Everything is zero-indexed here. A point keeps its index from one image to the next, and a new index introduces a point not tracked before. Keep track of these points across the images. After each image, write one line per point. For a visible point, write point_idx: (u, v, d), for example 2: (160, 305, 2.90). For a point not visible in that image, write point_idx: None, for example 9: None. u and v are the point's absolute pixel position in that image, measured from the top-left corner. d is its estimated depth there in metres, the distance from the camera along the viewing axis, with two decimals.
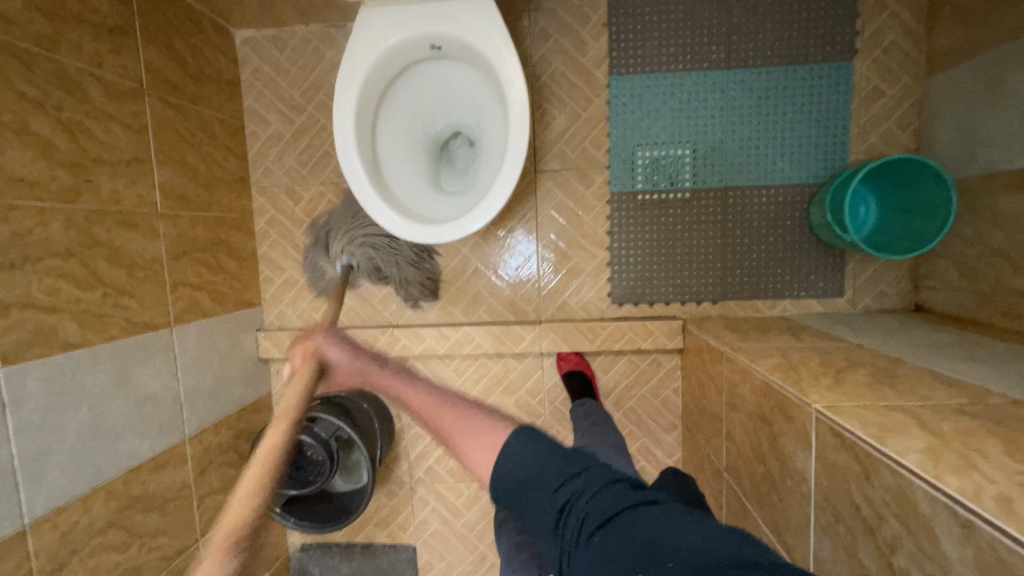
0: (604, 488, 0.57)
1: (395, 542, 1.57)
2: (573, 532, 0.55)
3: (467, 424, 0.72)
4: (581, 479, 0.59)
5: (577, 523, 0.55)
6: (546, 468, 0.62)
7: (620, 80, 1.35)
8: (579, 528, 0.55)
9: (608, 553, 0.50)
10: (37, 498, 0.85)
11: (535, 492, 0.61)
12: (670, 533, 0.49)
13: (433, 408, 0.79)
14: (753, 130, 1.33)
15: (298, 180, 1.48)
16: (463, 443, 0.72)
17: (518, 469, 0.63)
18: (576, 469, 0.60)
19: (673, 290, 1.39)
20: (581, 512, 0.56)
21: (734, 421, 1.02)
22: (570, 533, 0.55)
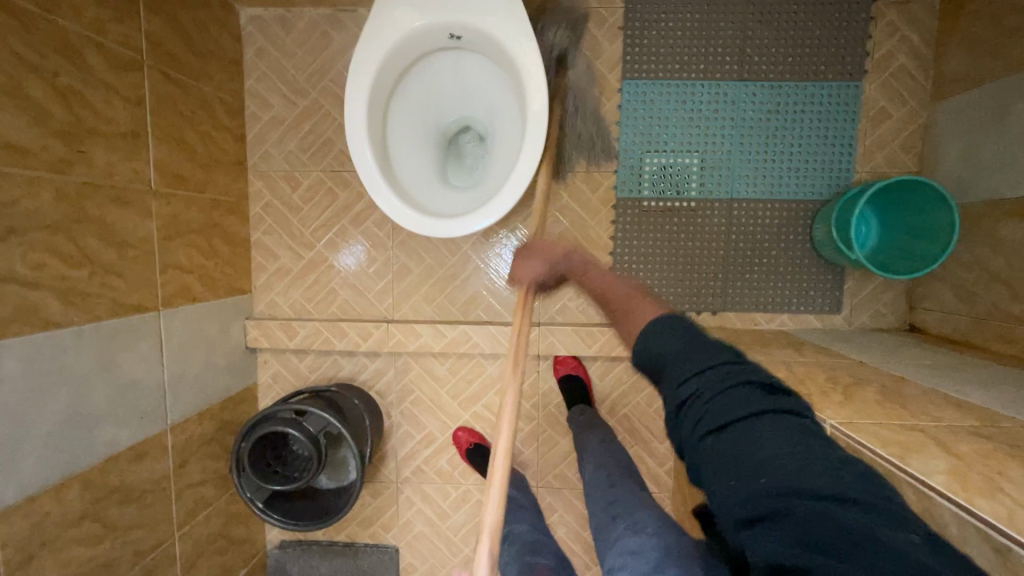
0: (722, 393, 0.59)
1: (378, 543, 1.54)
2: (688, 427, 0.60)
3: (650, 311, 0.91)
4: (697, 372, 0.62)
5: (692, 420, 0.60)
6: (676, 359, 0.65)
7: (632, 85, 1.35)
8: (693, 428, 0.60)
9: (717, 456, 0.56)
10: (10, 486, 0.80)
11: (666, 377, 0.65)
12: (766, 449, 0.52)
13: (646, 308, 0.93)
14: (761, 144, 1.33)
15: (297, 166, 1.43)
16: None
17: (657, 344, 0.68)
18: (698, 356, 0.64)
19: (674, 299, 1.39)
20: (699, 411, 0.59)
21: None
22: (687, 428, 0.61)
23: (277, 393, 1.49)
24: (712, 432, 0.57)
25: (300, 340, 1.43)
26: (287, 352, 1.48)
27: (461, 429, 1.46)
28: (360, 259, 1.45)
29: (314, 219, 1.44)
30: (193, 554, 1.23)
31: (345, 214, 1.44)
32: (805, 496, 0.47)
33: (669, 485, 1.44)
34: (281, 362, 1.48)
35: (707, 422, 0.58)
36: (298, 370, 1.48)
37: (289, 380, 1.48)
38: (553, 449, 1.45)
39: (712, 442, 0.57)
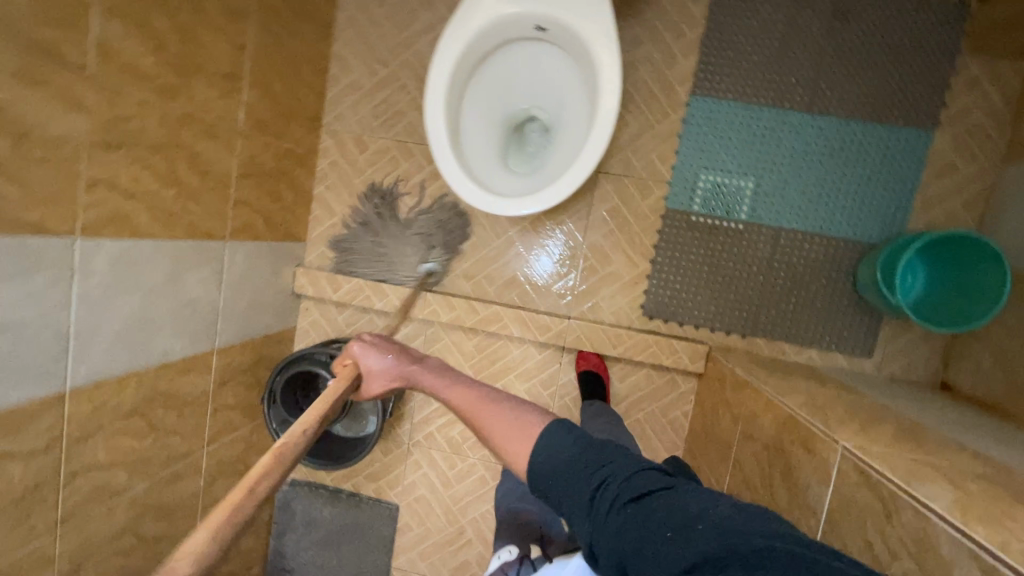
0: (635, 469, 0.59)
1: (380, 498, 1.61)
2: (604, 508, 0.56)
3: (507, 416, 0.72)
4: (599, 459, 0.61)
5: (610, 497, 0.57)
6: (577, 469, 0.61)
7: (700, 101, 1.37)
8: (611, 502, 0.56)
9: (644, 523, 0.52)
10: (82, 368, 0.90)
11: (568, 478, 0.61)
12: (696, 502, 0.53)
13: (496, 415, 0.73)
14: (818, 178, 1.34)
15: (367, 130, 1.51)
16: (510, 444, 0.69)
17: (544, 461, 0.63)
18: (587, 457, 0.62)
19: (705, 316, 1.41)
20: (613, 491, 0.57)
21: (743, 450, 1.03)
22: (602, 506, 0.57)
23: (312, 340, 1.58)
24: (633, 501, 0.55)
25: (343, 294, 1.51)
26: (329, 303, 1.56)
27: None
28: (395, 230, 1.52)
29: (375, 182, 1.52)
30: (215, 471, 1.32)
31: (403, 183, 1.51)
32: (752, 535, 0.47)
33: None
34: (321, 311, 1.57)
35: (622, 495, 0.56)
36: (335, 320, 1.56)
37: (325, 329, 1.56)
38: None
39: (632, 509, 0.54)
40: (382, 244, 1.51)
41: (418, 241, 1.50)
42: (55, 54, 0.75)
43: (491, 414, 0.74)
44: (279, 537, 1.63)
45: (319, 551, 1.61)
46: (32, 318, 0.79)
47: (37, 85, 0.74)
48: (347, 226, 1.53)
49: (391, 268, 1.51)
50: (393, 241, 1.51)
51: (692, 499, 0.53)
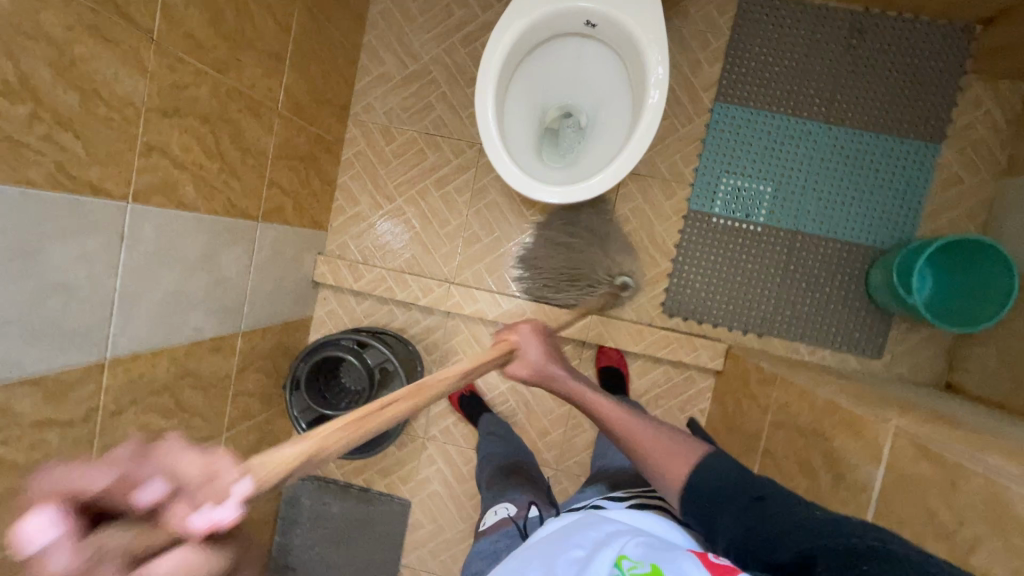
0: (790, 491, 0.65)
1: (392, 493, 1.59)
2: (740, 502, 0.65)
3: (657, 436, 0.80)
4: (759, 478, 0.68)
5: (758, 500, 0.63)
6: (736, 488, 0.67)
7: (722, 108, 1.43)
8: (744, 500, 0.65)
9: (783, 512, 0.60)
10: (122, 338, 0.87)
11: (730, 492, 0.67)
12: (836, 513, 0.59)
13: (648, 435, 0.81)
14: (834, 185, 1.40)
15: (395, 122, 1.52)
16: (663, 461, 0.77)
17: (708, 478, 0.70)
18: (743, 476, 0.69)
19: (723, 315, 1.45)
20: (766, 499, 0.63)
21: (773, 439, 1.06)
22: (750, 502, 0.64)
23: (328, 330, 1.56)
24: (762, 498, 0.64)
25: (365, 283, 1.50)
26: (348, 294, 1.55)
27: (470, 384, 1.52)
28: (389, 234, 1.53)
29: (400, 173, 1.52)
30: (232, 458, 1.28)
31: (429, 175, 1.52)
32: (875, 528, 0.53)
33: None
34: (339, 301, 1.55)
35: (763, 496, 0.64)
36: (353, 311, 1.55)
37: (343, 320, 1.55)
38: (579, 436, 1.50)
39: (771, 503, 0.62)
40: (570, 266, 1.46)
41: (626, 258, 1.47)
42: (125, 13, 0.75)
43: (642, 432, 0.82)
44: (284, 533, 1.58)
45: (326, 547, 1.57)
46: (82, 281, 0.77)
47: (107, 42, 0.73)
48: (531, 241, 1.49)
49: (590, 285, 1.46)
50: (589, 251, 1.45)
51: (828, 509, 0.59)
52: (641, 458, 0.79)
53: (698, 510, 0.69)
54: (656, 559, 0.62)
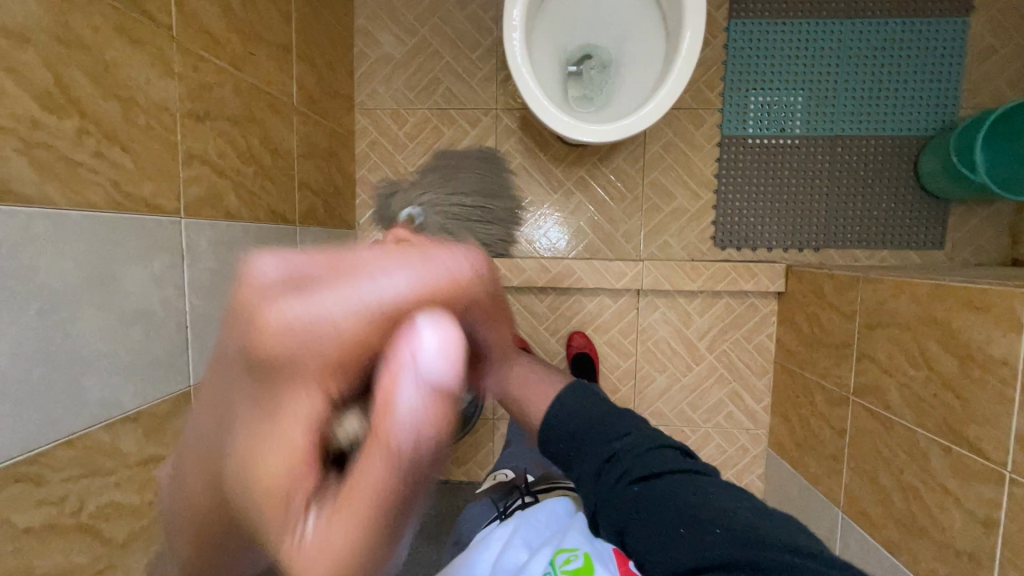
0: (647, 451, 0.72)
1: (472, 480, 1.57)
2: (609, 480, 0.71)
3: (528, 367, 0.88)
4: (619, 439, 0.74)
5: (618, 471, 0.71)
6: (592, 440, 0.75)
7: (739, 24, 1.37)
8: (615, 479, 0.71)
9: (659, 504, 0.66)
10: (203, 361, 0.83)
11: (585, 450, 0.75)
12: (700, 489, 0.66)
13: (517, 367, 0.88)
14: (866, 80, 1.36)
15: (404, 103, 1.46)
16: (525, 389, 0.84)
17: (566, 422, 0.79)
18: (599, 438, 0.75)
19: (775, 236, 1.42)
20: (623, 467, 0.71)
21: (869, 342, 1.04)
22: (613, 482, 0.71)
23: None
24: (637, 481, 0.69)
25: None
26: None
27: None
28: None
29: (419, 155, 1.47)
30: None
31: (449, 152, 1.46)
32: (743, 528, 0.59)
33: (767, 420, 1.46)
34: None
35: (626, 475, 0.70)
36: None
37: None
38: (650, 386, 1.48)
39: (641, 488, 0.68)
40: (483, 202, 1.39)
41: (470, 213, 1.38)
42: (145, 9, 0.68)
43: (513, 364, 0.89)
44: None
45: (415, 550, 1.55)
46: (156, 305, 0.73)
47: (135, 44, 0.67)
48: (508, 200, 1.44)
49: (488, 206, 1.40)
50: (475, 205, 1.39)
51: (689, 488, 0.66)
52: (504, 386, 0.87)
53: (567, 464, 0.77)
54: (590, 552, 0.65)
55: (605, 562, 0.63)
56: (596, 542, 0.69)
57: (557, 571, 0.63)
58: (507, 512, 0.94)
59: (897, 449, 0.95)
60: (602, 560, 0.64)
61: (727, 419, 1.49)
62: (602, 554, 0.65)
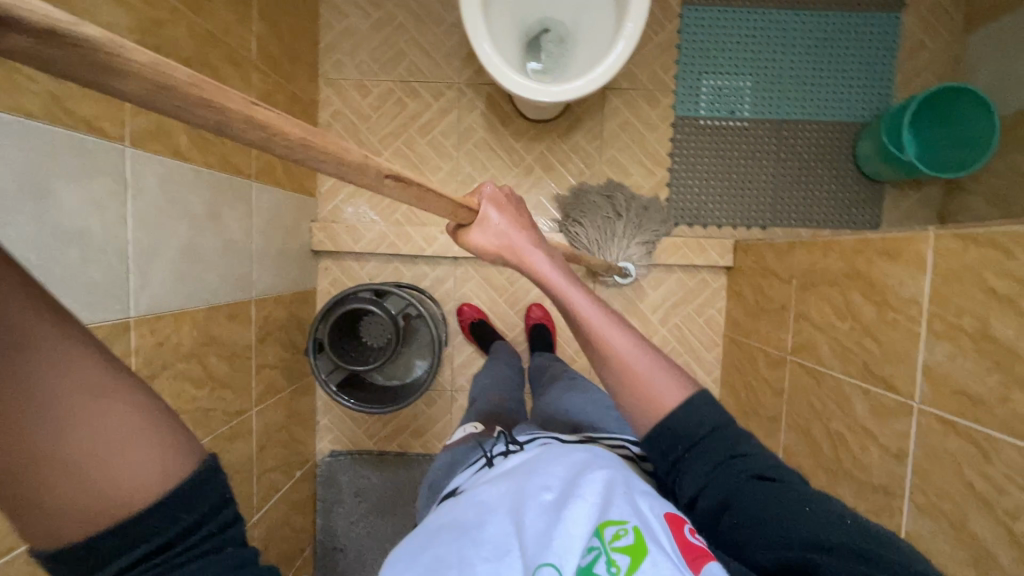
0: (770, 461, 0.63)
1: (430, 452, 1.57)
2: (730, 467, 0.62)
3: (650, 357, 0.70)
4: (751, 443, 0.65)
5: (740, 466, 0.62)
6: (715, 434, 0.65)
7: (691, 10, 1.44)
8: (739, 469, 0.61)
9: (784, 501, 0.56)
10: (144, 296, 0.82)
11: (699, 440, 0.65)
12: (830, 503, 0.57)
13: (642, 354, 0.70)
14: (809, 69, 1.44)
15: (368, 75, 1.48)
16: (652, 387, 0.68)
17: (687, 422, 0.65)
18: (726, 429, 0.66)
19: (725, 213, 1.48)
20: (747, 464, 0.62)
21: (803, 302, 1.09)
22: (729, 468, 0.62)
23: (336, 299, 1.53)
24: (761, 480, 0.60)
25: (366, 242, 1.47)
26: (348, 257, 1.52)
27: (466, 304, 1.52)
28: (349, 205, 1.50)
29: (382, 127, 1.49)
30: (265, 435, 1.24)
31: (412, 123, 1.49)
32: (890, 548, 0.50)
33: (716, 392, 1.51)
34: (342, 267, 1.52)
35: (752, 471, 0.61)
36: (358, 275, 1.52)
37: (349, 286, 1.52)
38: None
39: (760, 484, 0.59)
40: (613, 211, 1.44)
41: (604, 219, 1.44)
42: None
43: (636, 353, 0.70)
44: (326, 514, 1.55)
45: (369, 523, 1.54)
46: (96, 230, 0.72)
47: None
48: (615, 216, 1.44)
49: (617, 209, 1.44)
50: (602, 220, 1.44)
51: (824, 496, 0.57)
52: (620, 376, 0.69)
53: (663, 455, 0.66)
54: (640, 520, 0.57)
55: (657, 536, 0.56)
56: (641, 501, 0.61)
57: (605, 548, 0.55)
58: (491, 454, 0.85)
59: (824, 400, 1.01)
60: (655, 533, 0.56)
61: None
62: (653, 524, 0.58)
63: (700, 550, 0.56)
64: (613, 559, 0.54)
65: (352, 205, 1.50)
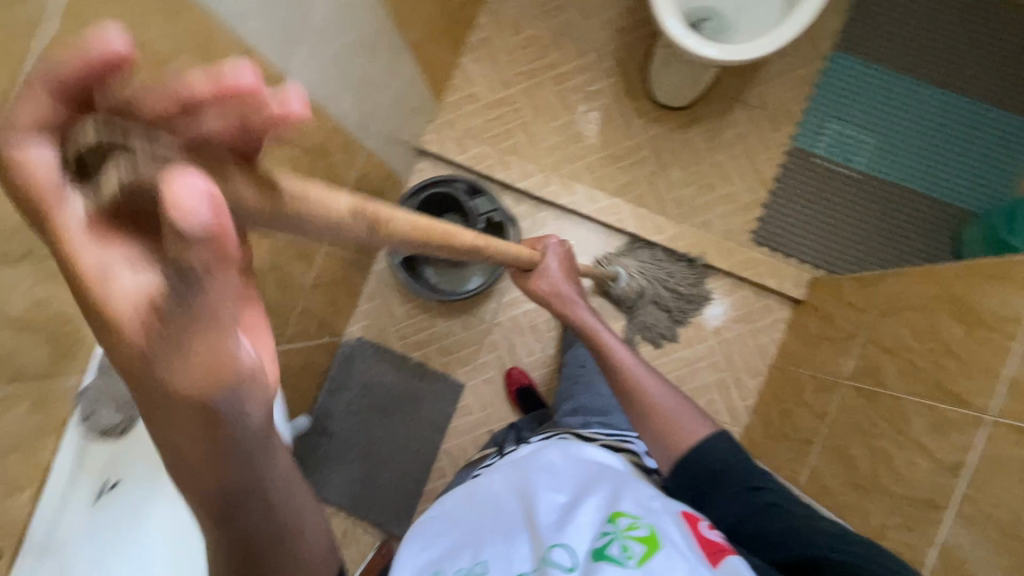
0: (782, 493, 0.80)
1: (446, 373, 1.57)
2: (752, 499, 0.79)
3: (672, 406, 0.92)
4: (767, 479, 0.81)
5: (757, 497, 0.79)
6: (736, 471, 0.82)
7: (839, 56, 1.51)
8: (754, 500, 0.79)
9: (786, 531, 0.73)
10: (307, 67, 0.90)
11: (727, 474, 0.82)
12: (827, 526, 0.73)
13: (666, 405, 0.92)
14: (934, 145, 1.47)
15: (526, 16, 1.59)
16: (671, 429, 0.89)
17: (717, 460, 0.84)
18: (740, 469, 0.83)
19: (810, 251, 1.48)
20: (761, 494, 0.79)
21: (878, 328, 1.08)
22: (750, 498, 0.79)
23: None
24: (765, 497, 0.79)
25: (469, 157, 1.54)
26: (445, 167, 1.58)
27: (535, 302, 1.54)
28: (463, 120, 1.58)
29: (521, 64, 1.58)
30: (320, 278, 1.28)
31: (548, 70, 1.58)
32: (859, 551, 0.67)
33: (745, 419, 1.47)
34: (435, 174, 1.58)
35: (757, 495, 0.79)
36: None
37: None
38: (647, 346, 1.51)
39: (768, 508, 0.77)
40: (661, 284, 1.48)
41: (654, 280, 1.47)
42: None
43: (664, 404, 0.92)
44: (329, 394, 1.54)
45: (366, 421, 1.54)
46: None
47: None
48: (659, 287, 1.47)
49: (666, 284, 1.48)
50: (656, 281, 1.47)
51: (796, 509, 0.77)
52: (653, 419, 0.92)
53: (688, 489, 0.84)
54: (652, 522, 0.60)
55: (672, 533, 0.59)
56: (656, 504, 0.64)
57: (619, 534, 0.58)
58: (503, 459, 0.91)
59: (875, 419, 0.98)
60: (672, 529, 0.60)
61: (707, 406, 1.49)
62: (669, 520, 0.62)
63: (719, 545, 0.61)
64: (629, 546, 0.56)
65: (466, 122, 1.58)
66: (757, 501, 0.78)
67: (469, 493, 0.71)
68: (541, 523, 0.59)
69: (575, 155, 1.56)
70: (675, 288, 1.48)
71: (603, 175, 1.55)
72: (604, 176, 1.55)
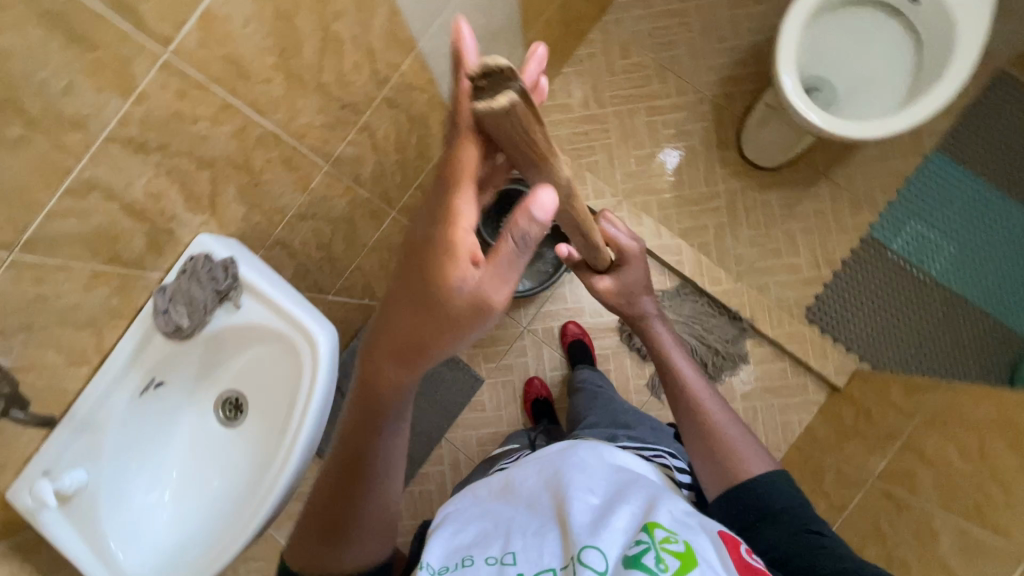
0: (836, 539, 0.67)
1: (468, 364, 1.58)
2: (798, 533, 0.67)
3: (734, 430, 0.82)
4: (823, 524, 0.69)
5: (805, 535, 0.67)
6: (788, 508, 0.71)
7: (937, 159, 1.49)
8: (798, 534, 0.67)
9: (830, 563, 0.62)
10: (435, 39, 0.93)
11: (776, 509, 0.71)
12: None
13: (728, 427, 0.82)
14: (1012, 270, 1.44)
15: (637, 43, 1.60)
16: (731, 454, 0.79)
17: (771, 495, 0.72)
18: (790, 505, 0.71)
19: (861, 343, 1.45)
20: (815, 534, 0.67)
21: (920, 436, 1.05)
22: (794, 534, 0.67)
23: None
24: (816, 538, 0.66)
25: None
26: None
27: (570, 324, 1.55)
28: (550, 126, 1.59)
29: (620, 86, 1.59)
30: None
31: (646, 100, 1.59)
32: None
33: None
34: None
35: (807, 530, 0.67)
36: None
37: None
38: None
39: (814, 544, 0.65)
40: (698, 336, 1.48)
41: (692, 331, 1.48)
42: None
43: (728, 427, 0.82)
44: None
45: None
46: None
47: None
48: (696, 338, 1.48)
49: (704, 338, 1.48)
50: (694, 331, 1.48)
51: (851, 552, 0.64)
52: (710, 442, 0.81)
53: (733, 521, 0.73)
54: (688, 537, 0.55)
55: (708, 553, 0.54)
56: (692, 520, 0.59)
57: (653, 545, 0.53)
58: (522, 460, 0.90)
59: (899, 527, 0.95)
60: (710, 552, 0.54)
61: None
62: (707, 542, 0.56)
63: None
64: (662, 557, 0.51)
65: (552, 129, 1.59)
66: (809, 539, 0.66)
67: (507, 481, 0.72)
68: (573, 524, 0.57)
69: (650, 187, 1.56)
70: (712, 344, 1.48)
71: (672, 214, 1.54)
72: (674, 215, 1.54)
